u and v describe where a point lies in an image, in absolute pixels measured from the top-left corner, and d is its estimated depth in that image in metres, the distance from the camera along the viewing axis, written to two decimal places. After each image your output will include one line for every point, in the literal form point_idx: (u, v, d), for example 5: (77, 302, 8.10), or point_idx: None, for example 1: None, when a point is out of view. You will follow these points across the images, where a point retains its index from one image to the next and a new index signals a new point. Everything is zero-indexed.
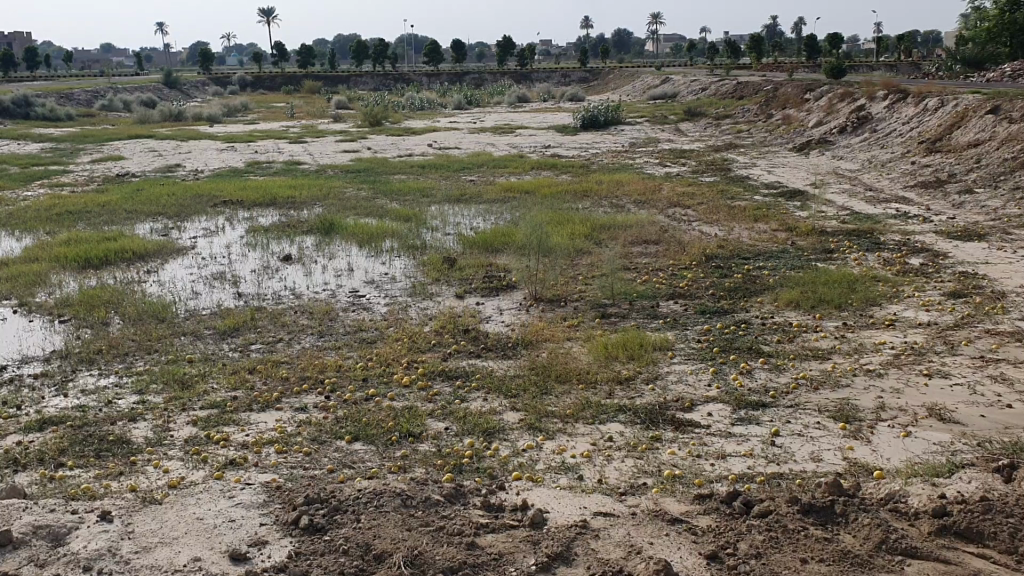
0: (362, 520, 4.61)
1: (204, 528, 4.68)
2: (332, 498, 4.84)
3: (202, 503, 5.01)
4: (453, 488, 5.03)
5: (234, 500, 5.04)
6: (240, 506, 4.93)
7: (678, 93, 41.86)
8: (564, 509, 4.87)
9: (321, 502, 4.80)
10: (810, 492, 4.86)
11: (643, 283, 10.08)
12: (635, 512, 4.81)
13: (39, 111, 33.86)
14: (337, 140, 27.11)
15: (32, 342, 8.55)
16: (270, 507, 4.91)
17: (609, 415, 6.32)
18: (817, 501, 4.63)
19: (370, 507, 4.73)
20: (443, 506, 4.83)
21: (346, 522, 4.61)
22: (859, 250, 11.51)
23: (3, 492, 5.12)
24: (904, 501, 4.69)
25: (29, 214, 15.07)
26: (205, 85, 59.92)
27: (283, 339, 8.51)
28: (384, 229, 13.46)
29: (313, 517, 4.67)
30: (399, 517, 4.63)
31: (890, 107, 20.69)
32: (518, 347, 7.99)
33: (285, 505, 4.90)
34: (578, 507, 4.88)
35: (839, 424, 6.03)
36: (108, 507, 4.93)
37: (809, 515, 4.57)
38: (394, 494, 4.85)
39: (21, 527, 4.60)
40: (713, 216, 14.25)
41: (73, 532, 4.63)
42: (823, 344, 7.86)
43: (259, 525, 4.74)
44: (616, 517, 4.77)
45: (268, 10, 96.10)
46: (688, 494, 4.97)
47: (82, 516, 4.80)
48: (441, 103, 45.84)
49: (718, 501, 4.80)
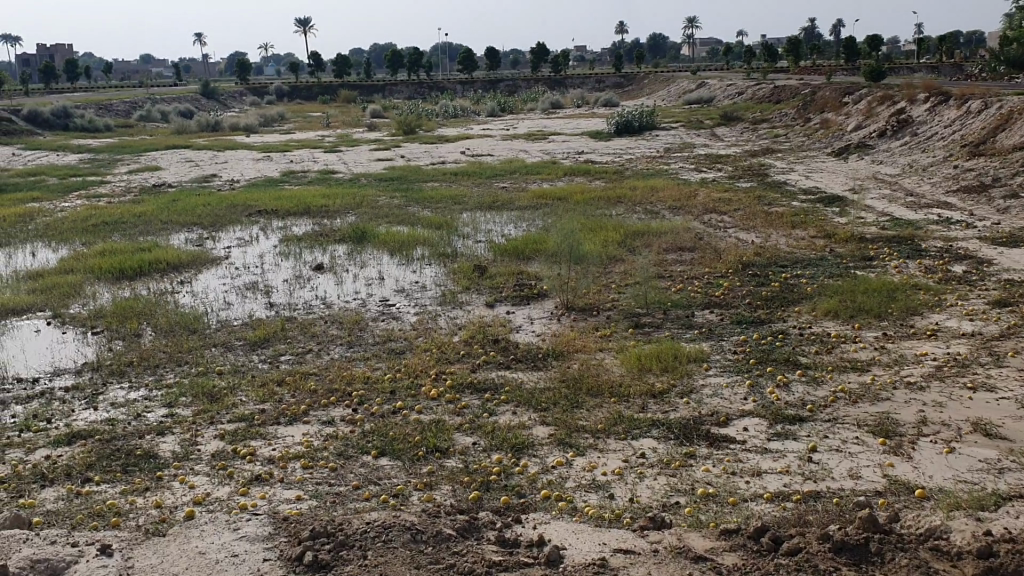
0: (368, 556, 4.41)
1: (205, 564, 4.50)
2: (339, 532, 4.63)
3: (204, 536, 4.84)
4: (466, 521, 4.80)
5: (238, 533, 4.85)
6: (244, 539, 4.75)
7: (714, 98, 41.56)
8: (582, 546, 4.58)
9: (327, 536, 4.60)
10: (843, 527, 4.57)
11: (677, 292, 9.91)
12: (658, 549, 4.51)
13: (78, 122, 34.41)
14: (370, 148, 27.20)
15: (65, 354, 8.59)
16: (275, 540, 4.73)
17: (642, 430, 6.17)
18: (851, 539, 4.35)
19: (377, 542, 4.51)
20: (455, 541, 4.59)
21: (352, 558, 4.40)
22: (900, 257, 11.24)
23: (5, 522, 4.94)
24: (947, 538, 4.38)
25: (66, 224, 15.23)
26: (242, 95, 60.57)
27: (312, 350, 8.46)
28: (415, 237, 13.42)
29: (318, 552, 4.47)
30: (407, 555, 4.42)
31: (932, 110, 20.29)
32: (549, 358, 7.86)
33: (290, 538, 4.72)
34: (597, 543, 4.59)
35: (880, 440, 5.83)
36: (110, 539, 4.77)
37: (842, 554, 4.29)
38: (404, 529, 4.63)
39: (18, 561, 4.44)
40: (749, 222, 14.03)
41: (71, 567, 4.47)
42: (862, 355, 7.65)
43: (262, 560, 4.54)
44: (637, 554, 4.47)
45: (305, 20, 97.22)
46: (714, 527, 4.69)
47: (81, 549, 4.64)
48: (474, 110, 45.96)
49: (747, 537, 4.53)
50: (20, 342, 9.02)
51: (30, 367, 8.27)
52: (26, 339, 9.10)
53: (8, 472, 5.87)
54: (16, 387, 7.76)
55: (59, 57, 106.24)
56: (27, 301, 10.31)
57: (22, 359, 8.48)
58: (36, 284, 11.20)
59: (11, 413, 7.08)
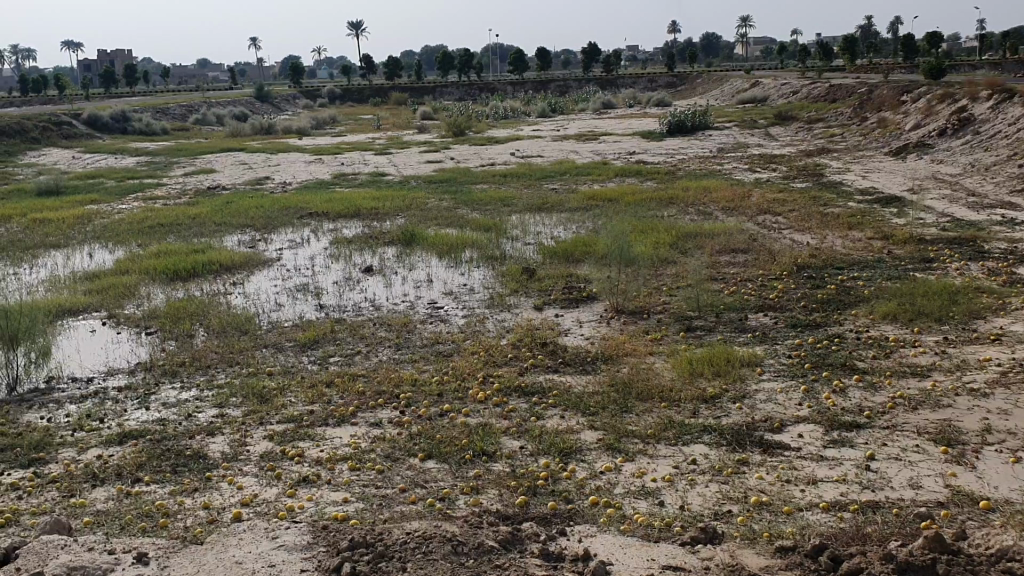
0: (408, 568, 4.31)
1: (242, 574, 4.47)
2: (378, 542, 4.57)
3: (242, 544, 4.79)
4: (509, 533, 4.69)
5: (277, 541, 4.80)
6: (282, 549, 4.70)
7: (769, 97, 40.99)
8: (629, 561, 4.45)
9: (366, 547, 4.54)
10: (904, 544, 4.36)
11: (730, 295, 9.72)
12: (709, 567, 4.34)
13: (136, 126, 35.10)
14: (421, 150, 27.29)
15: (119, 355, 8.70)
16: (314, 550, 4.67)
17: (693, 435, 6.04)
18: (914, 559, 4.13)
19: (417, 553, 4.42)
20: (497, 554, 4.50)
21: (391, 571, 4.30)
22: (962, 258, 10.91)
23: (48, 526, 4.95)
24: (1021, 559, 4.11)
25: (123, 226, 15.50)
26: (296, 99, 61.32)
27: (361, 351, 8.47)
28: (465, 239, 13.38)
29: (356, 564, 4.39)
30: (448, 567, 4.32)
31: (995, 107, 19.73)
32: (598, 361, 7.75)
33: (329, 548, 4.66)
34: (645, 559, 4.45)
35: (942, 448, 5.62)
36: (147, 547, 4.76)
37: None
38: (444, 539, 4.54)
39: (56, 567, 4.42)
40: (804, 223, 13.76)
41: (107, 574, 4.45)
42: (921, 360, 7.41)
43: (300, 571, 4.48)
44: (687, 572, 4.31)
45: (358, 24, 98.16)
46: (766, 541, 4.54)
47: (119, 557, 4.64)
48: (525, 111, 45.91)
49: (803, 555, 4.35)
50: (76, 342, 9.16)
51: (85, 367, 8.39)
52: (82, 340, 9.24)
53: (60, 471, 5.95)
54: (70, 387, 7.87)
55: (118, 63, 108.60)
56: (84, 301, 10.48)
57: (78, 359, 8.61)
58: (92, 284, 11.38)
59: (66, 412, 7.18)
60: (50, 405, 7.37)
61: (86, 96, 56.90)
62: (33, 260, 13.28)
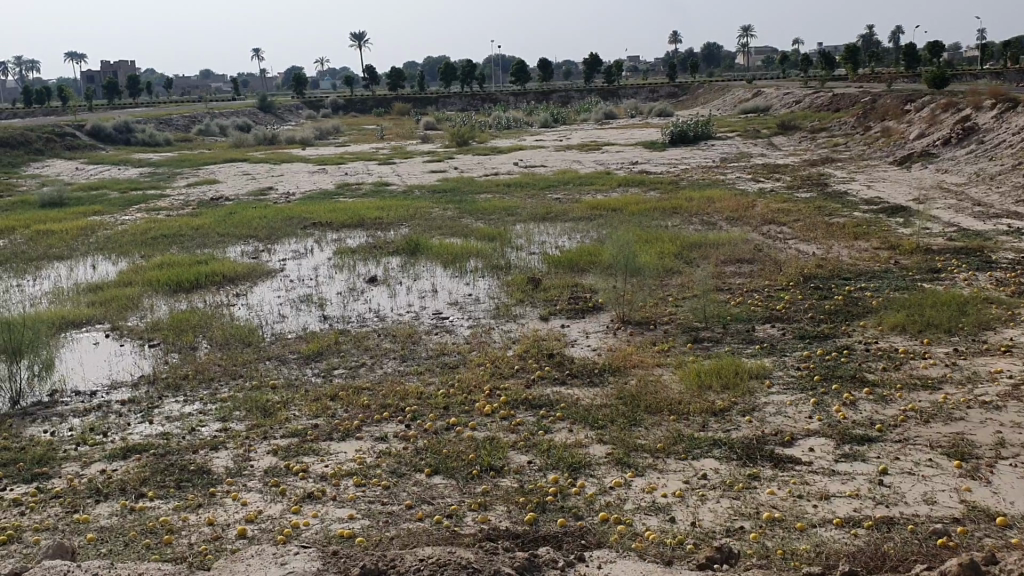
0: None
1: None
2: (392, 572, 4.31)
3: (250, 571, 4.58)
4: (526, 559, 4.54)
5: (285, 568, 4.60)
6: None
7: (771, 107, 41.00)
8: None
9: None
10: (933, 568, 4.23)
11: (737, 305, 9.66)
12: None
13: (140, 137, 35.15)
14: (424, 160, 27.28)
15: (123, 367, 8.63)
16: None
17: (703, 449, 5.97)
18: None
19: None
20: None
21: None
22: (969, 269, 10.84)
23: (51, 549, 4.82)
24: None
25: (126, 237, 15.46)
26: (299, 109, 61.44)
27: (366, 363, 8.40)
28: (469, 249, 13.33)
29: None
30: None
31: (999, 116, 19.69)
32: (606, 373, 7.68)
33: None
34: None
35: (955, 462, 5.55)
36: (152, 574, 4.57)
37: None
38: (460, 567, 4.33)
39: None
40: (810, 233, 13.70)
41: None
42: (932, 372, 7.34)
43: None
44: None
45: (360, 35, 98.44)
46: (785, 562, 4.45)
47: None
48: (528, 120, 45.95)
49: None
50: (80, 355, 9.11)
51: (89, 380, 8.33)
52: (85, 352, 9.19)
53: (64, 486, 5.88)
54: (73, 400, 7.80)
55: (121, 74, 108.94)
56: (87, 313, 10.43)
57: (81, 372, 8.55)
58: (96, 296, 11.35)
59: (69, 426, 7.12)
60: (53, 419, 7.31)
61: (90, 107, 57.07)
62: (36, 271, 13.24)
